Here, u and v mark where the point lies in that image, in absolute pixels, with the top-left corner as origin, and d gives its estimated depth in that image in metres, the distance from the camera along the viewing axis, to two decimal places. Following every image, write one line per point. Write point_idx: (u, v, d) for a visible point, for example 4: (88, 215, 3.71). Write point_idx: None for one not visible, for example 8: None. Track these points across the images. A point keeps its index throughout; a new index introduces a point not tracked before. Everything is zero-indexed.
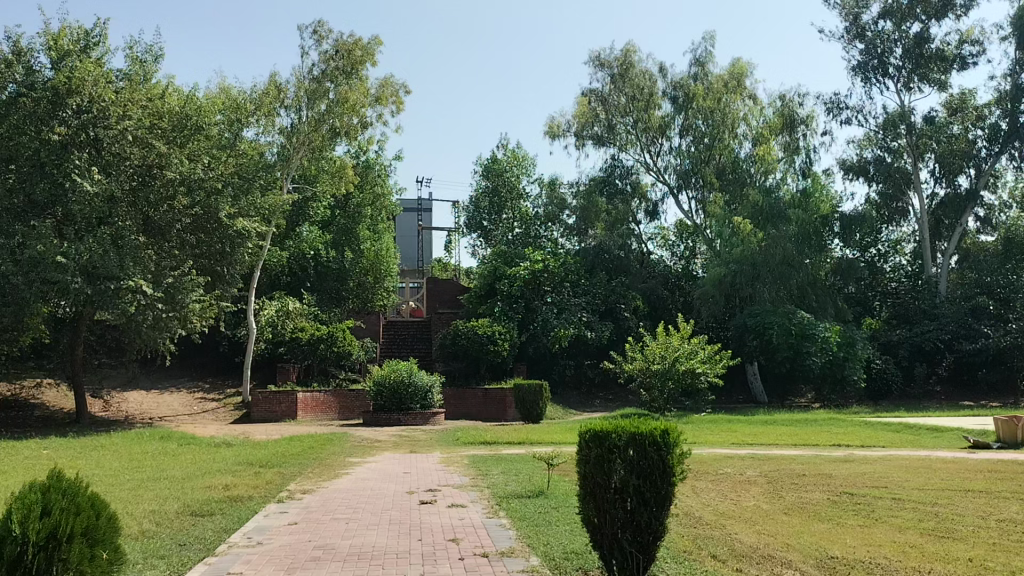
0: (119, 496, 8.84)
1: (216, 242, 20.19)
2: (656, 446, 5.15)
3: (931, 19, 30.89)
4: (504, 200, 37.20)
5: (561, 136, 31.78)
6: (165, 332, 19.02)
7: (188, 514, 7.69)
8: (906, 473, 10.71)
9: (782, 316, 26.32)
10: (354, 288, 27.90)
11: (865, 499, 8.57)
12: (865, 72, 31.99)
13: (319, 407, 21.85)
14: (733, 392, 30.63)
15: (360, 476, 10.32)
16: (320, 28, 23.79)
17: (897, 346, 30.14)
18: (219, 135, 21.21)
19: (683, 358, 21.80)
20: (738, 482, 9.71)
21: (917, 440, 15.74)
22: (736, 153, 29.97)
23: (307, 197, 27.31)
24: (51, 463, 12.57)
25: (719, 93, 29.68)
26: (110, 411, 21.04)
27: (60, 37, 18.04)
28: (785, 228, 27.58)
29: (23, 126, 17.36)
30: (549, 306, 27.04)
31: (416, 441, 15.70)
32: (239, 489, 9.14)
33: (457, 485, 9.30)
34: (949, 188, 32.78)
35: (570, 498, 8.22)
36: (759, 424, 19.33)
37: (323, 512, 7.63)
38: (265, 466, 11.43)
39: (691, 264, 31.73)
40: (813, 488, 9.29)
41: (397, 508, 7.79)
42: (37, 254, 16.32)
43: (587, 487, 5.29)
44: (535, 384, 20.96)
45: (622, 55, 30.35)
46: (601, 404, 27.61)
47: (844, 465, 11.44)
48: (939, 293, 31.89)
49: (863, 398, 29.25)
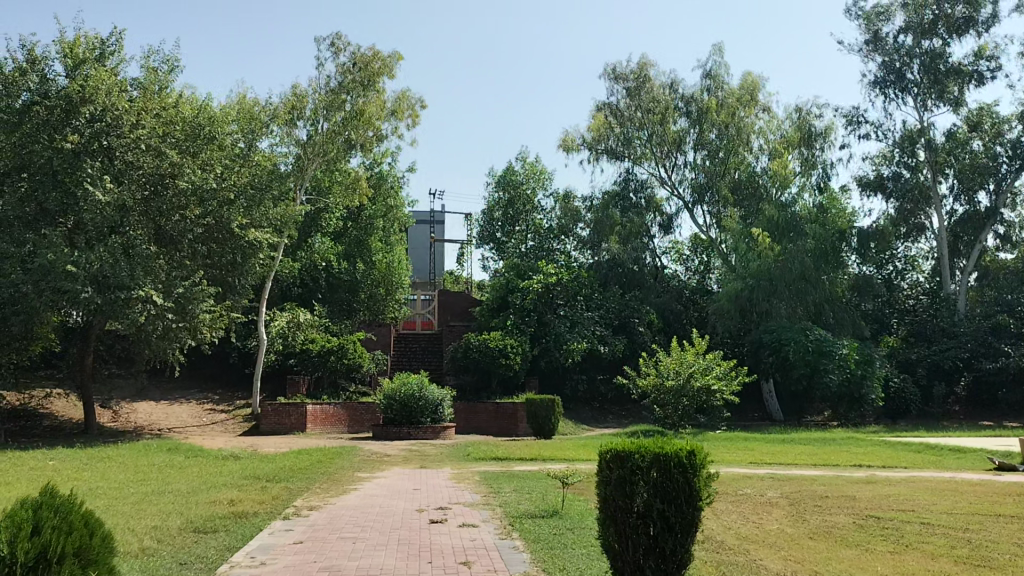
0: (121, 511, 8.60)
1: (228, 252, 20.20)
2: (683, 468, 4.89)
3: (951, 35, 30.66)
4: (518, 212, 37.03)
5: (575, 149, 31.57)
6: (175, 342, 18.96)
7: (191, 531, 7.44)
8: (932, 495, 10.37)
9: (799, 333, 26.01)
10: (365, 299, 27.74)
11: (892, 523, 8.23)
12: (884, 87, 31.70)
13: (328, 420, 21.59)
14: (748, 410, 30.21)
15: (368, 493, 10.05)
16: (337, 40, 23.71)
17: (916, 365, 29.69)
18: (233, 146, 21.03)
19: (698, 374, 21.42)
20: (759, 504, 9.39)
21: (940, 460, 15.37)
22: (753, 168, 29.72)
23: (320, 208, 27.19)
24: (57, 474, 12.38)
25: (734, 107, 29.48)
26: (119, 422, 20.86)
27: (75, 46, 18.01)
28: (803, 243, 27.27)
29: (36, 134, 17.25)
30: (561, 320, 26.77)
31: (426, 456, 15.42)
32: (245, 505, 8.88)
33: (468, 503, 9.03)
34: (968, 205, 32.35)
35: (586, 518, 7.94)
36: (777, 443, 18.94)
37: (329, 530, 7.37)
38: (271, 480, 11.17)
39: (706, 279, 31.39)
40: (838, 511, 8.97)
41: (406, 527, 7.53)
42: (47, 263, 16.12)
43: (608, 510, 5.02)
44: (547, 399, 20.60)
45: (639, 69, 30.13)
46: (614, 420, 27.23)
47: (868, 487, 11.10)
48: (958, 311, 31.42)
49: (881, 416, 28.83)
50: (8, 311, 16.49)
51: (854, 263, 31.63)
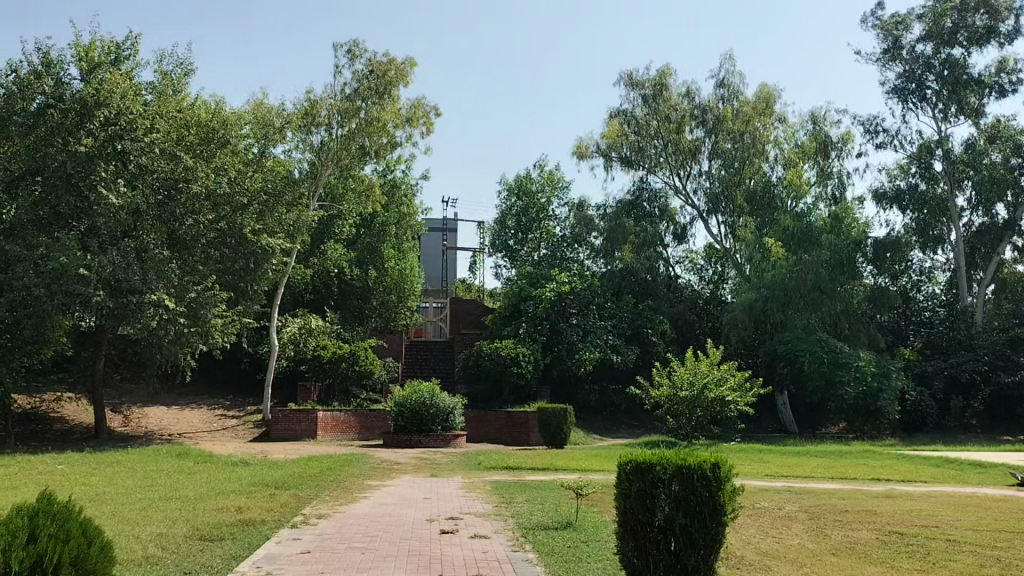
0: (127, 517, 8.47)
1: (239, 258, 20.06)
2: (706, 482, 4.71)
3: (971, 45, 30.37)
4: (531, 220, 36.80)
5: (589, 157, 31.39)
6: (186, 347, 18.98)
7: (197, 539, 7.29)
8: (955, 511, 10.09)
9: (815, 344, 25.70)
10: (377, 306, 27.66)
11: (917, 540, 7.98)
12: (903, 96, 31.37)
13: (338, 427, 21.44)
14: (762, 422, 29.92)
15: (379, 502, 9.89)
16: (354, 46, 23.68)
17: (933, 378, 29.12)
18: (245, 150, 20.90)
19: (713, 385, 21.17)
20: (779, 518, 9.15)
21: (961, 475, 15.07)
22: (768, 177, 29.49)
23: (333, 214, 27.08)
24: (64, 478, 12.28)
25: (750, 116, 29.16)
26: (130, 427, 20.77)
27: (90, 49, 18.03)
28: (818, 253, 26.94)
29: (51, 138, 17.18)
30: (574, 329, 26.62)
31: (437, 465, 15.24)
32: (252, 512, 8.72)
33: (481, 513, 8.85)
34: (986, 217, 31.98)
35: (601, 531, 7.73)
36: (793, 456, 18.67)
37: (338, 539, 7.21)
38: (281, 488, 11.01)
39: (720, 289, 31.13)
40: (861, 526, 8.74)
41: (416, 538, 7.36)
42: (60, 266, 16.08)
43: (628, 523, 4.85)
44: (559, 408, 20.40)
45: (657, 77, 29.97)
46: (626, 430, 26.96)
47: (889, 502, 10.84)
48: (975, 324, 31.06)
49: (897, 430, 28.44)
50: (19, 315, 16.41)
51: (870, 274, 31.29)
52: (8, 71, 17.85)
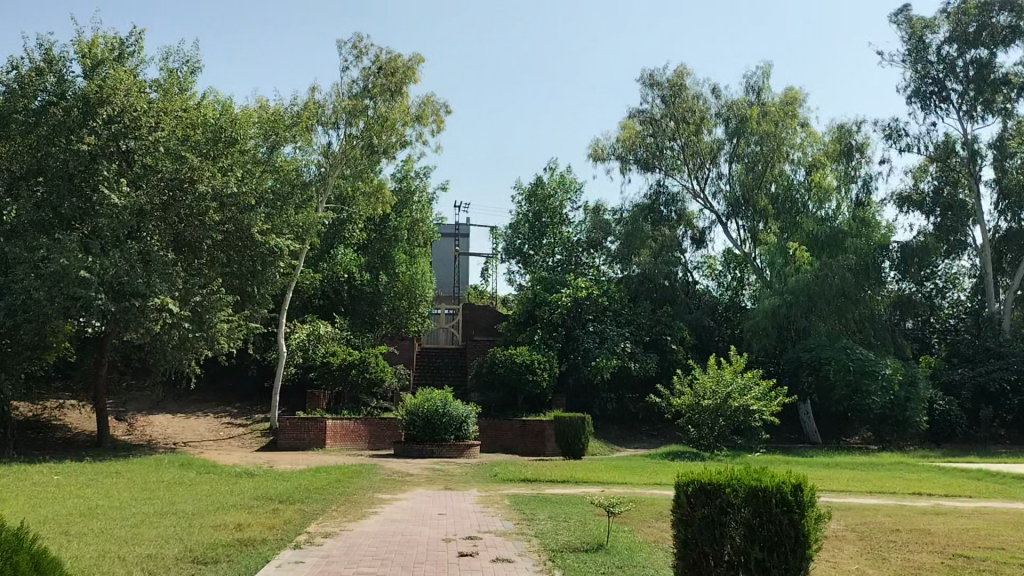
0: (117, 535, 7.79)
1: (247, 260, 19.41)
2: (786, 508, 4.46)
3: (997, 46, 29.47)
4: (545, 225, 36.02)
5: (604, 159, 30.77)
6: (191, 353, 18.35)
7: (189, 562, 6.57)
8: (1016, 530, 9.26)
9: (840, 351, 24.79)
10: (388, 311, 26.69)
11: (987, 565, 7.16)
12: (922, 99, 30.78)
13: (348, 436, 20.73)
14: (784, 431, 29.15)
15: (390, 519, 9.16)
16: (359, 43, 23.02)
17: (960, 386, 28.10)
18: (254, 151, 20.06)
19: (735, 394, 20.36)
20: (827, 539, 8.36)
21: (1006, 489, 14.17)
22: (792, 180, 28.74)
23: (343, 219, 26.34)
24: (60, 490, 11.65)
25: (775, 118, 28.45)
26: (134, 436, 20.10)
27: (93, 46, 17.45)
28: (843, 258, 26.05)
29: (53, 137, 16.68)
30: (590, 335, 25.81)
31: (452, 476, 14.51)
32: (253, 531, 8.02)
33: (501, 532, 8.12)
34: (1013, 222, 31.06)
35: (636, 554, 6.96)
36: (822, 468, 17.89)
37: (344, 563, 6.48)
38: (286, 502, 10.29)
39: (739, 295, 30.32)
40: (919, 549, 7.93)
41: (432, 561, 6.63)
42: (60, 269, 15.39)
43: (693, 557, 4.72)
44: (577, 417, 19.59)
45: (676, 77, 29.27)
46: (643, 440, 26.21)
47: (939, 520, 10.02)
48: (1003, 331, 30.06)
49: (925, 441, 27.43)
50: (19, 319, 15.80)
51: (891, 279, 30.64)
52: (10, 68, 17.36)
